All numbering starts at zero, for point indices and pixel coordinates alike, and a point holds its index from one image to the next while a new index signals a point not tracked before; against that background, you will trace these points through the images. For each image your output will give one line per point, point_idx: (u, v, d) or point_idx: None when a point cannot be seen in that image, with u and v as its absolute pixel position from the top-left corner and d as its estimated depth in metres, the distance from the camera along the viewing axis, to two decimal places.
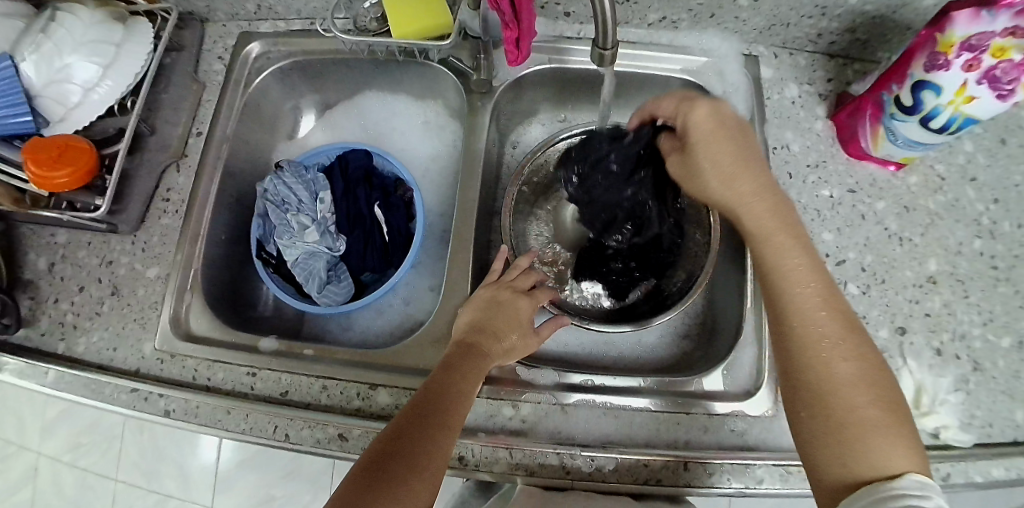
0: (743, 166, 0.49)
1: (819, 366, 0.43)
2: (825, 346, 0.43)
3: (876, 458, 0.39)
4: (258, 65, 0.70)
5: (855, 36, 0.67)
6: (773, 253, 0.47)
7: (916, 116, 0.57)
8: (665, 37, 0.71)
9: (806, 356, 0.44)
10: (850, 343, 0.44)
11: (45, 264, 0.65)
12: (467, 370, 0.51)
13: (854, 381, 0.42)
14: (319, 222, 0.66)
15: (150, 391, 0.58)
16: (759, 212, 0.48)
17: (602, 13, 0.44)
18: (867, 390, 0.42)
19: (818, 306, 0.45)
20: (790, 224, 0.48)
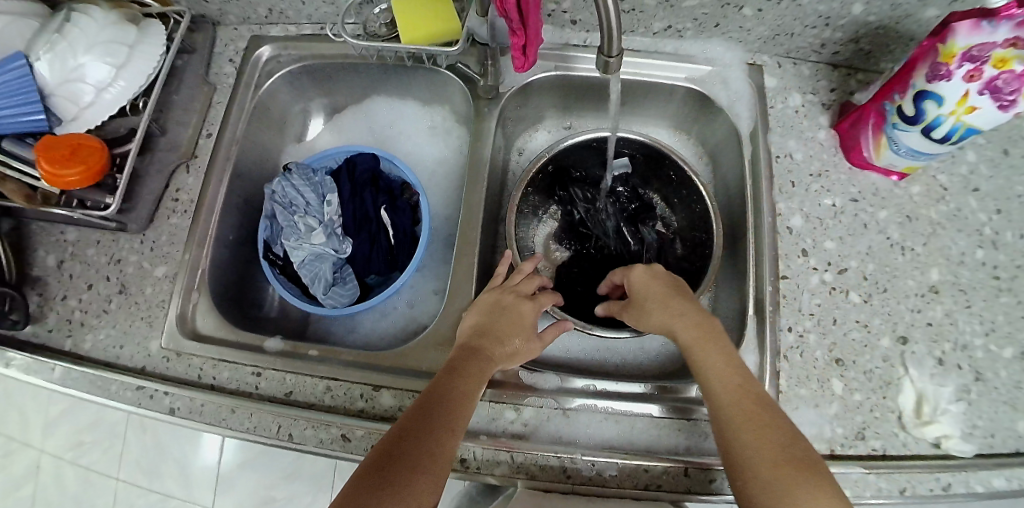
0: (675, 291, 0.58)
1: (744, 447, 0.46)
2: (747, 428, 0.47)
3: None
4: (268, 69, 0.71)
5: (859, 46, 0.67)
6: (698, 361, 0.52)
7: (918, 126, 0.57)
8: (670, 46, 0.72)
9: (734, 439, 0.47)
10: (769, 422, 0.47)
11: (54, 262, 0.66)
12: (470, 374, 0.52)
13: (769, 453, 0.45)
14: (325, 224, 0.67)
15: (155, 389, 0.59)
16: (689, 325, 0.54)
17: (607, 18, 0.44)
18: (789, 463, 0.44)
19: (742, 396, 0.49)
20: (717, 337, 0.54)
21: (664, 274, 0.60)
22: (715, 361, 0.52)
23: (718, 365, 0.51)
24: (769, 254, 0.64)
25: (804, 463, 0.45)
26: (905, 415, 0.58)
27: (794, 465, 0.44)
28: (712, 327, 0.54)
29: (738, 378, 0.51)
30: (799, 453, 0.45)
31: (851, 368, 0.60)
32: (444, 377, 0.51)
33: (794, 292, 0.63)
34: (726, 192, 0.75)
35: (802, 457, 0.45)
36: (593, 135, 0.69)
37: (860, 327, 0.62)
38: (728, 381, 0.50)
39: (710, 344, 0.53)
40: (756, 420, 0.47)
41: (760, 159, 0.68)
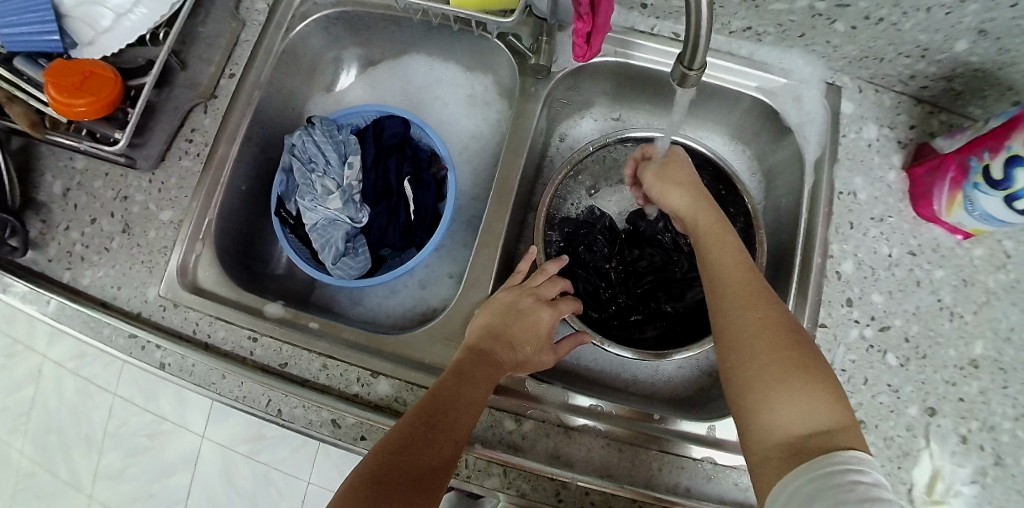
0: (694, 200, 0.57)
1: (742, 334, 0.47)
2: (745, 309, 0.48)
3: (791, 418, 0.42)
4: (303, 9, 0.64)
5: (951, 85, 0.60)
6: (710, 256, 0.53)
7: (1001, 192, 0.52)
8: (745, 49, 0.64)
9: (733, 328, 0.48)
10: (768, 318, 0.46)
11: (59, 189, 0.63)
12: (473, 376, 0.49)
13: (768, 340, 0.45)
14: (344, 190, 0.62)
15: (147, 341, 0.58)
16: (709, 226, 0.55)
17: (695, 17, 0.36)
18: (774, 354, 0.44)
19: (742, 286, 0.49)
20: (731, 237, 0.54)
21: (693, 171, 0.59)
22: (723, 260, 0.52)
23: (721, 252, 0.52)
24: (810, 299, 0.60)
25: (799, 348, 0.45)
26: (916, 489, 0.56)
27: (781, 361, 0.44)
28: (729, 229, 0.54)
29: (740, 264, 0.51)
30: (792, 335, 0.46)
31: (870, 431, 0.57)
32: (447, 382, 0.49)
33: (828, 343, 0.59)
34: (776, 221, 0.69)
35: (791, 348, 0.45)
36: (642, 136, 0.64)
37: (889, 390, 0.58)
38: (730, 268, 0.51)
39: (720, 236, 0.54)
40: (755, 310, 0.47)
41: (820, 193, 0.62)
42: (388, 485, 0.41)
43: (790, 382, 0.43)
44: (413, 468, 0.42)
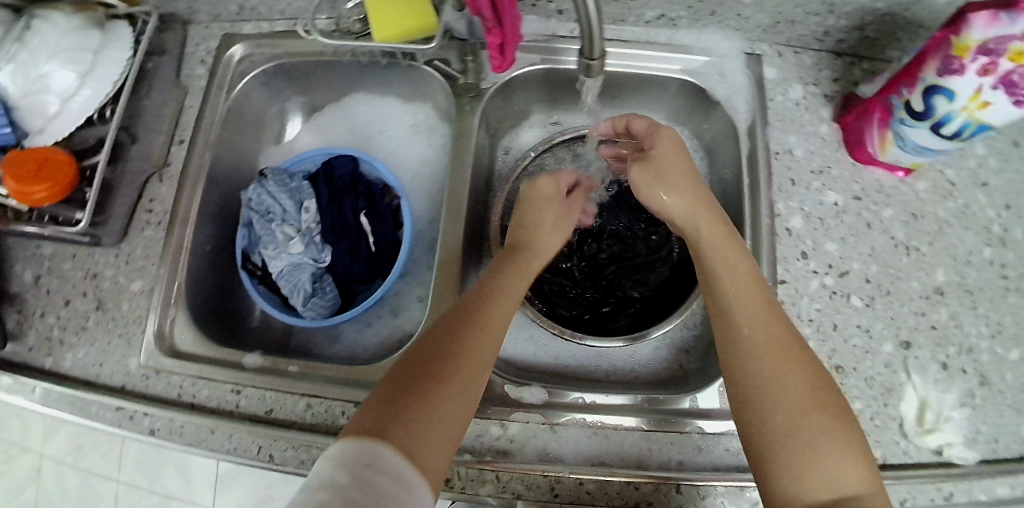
0: (696, 201, 0.53)
1: (768, 381, 0.42)
2: (770, 348, 0.44)
3: (823, 479, 0.38)
4: (241, 68, 0.67)
5: (864, 34, 0.63)
6: (722, 284, 0.48)
7: (926, 122, 0.54)
8: (663, 35, 0.67)
9: (758, 368, 0.43)
10: (795, 359, 0.43)
11: (31, 277, 0.65)
12: (501, 291, 0.51)
13: (797, 386, 0.41)
14: (304, 232, 0.64)
15: (134, 410, 0.59)
16: (718, 246, 0.50)
17: (587, 16, 0.39)
18: (808, 404, 0.40)
19: (767, 322, 0.45)
20: (747, 262, 0.49)
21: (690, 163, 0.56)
22: (742, 289, 0.47)
23: (741, 283, 0.48)
24: (766, 258, 0.61)
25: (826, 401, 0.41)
26: (906, 422, 0.57)
27: (815, 409, 0.40)
28: (739, 249, 0.50)
29: (765, 302, 0.47)
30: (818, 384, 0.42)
31: (850, 375, 0.58)
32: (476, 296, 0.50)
33: (793, 297, 0.60)
34: (722, 193, 0.70)
35: (823, 399, 0.41)
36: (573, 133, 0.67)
37: (861, 332, 0.59)
38: (752, 301, 0.47)
39: (733, 259, 0.49)
40: (780, 357, 0.43)
41: (757, 155, 0.64)
42: (427, 390, 0.42)
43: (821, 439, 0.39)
44: (452, 373, 0.43)
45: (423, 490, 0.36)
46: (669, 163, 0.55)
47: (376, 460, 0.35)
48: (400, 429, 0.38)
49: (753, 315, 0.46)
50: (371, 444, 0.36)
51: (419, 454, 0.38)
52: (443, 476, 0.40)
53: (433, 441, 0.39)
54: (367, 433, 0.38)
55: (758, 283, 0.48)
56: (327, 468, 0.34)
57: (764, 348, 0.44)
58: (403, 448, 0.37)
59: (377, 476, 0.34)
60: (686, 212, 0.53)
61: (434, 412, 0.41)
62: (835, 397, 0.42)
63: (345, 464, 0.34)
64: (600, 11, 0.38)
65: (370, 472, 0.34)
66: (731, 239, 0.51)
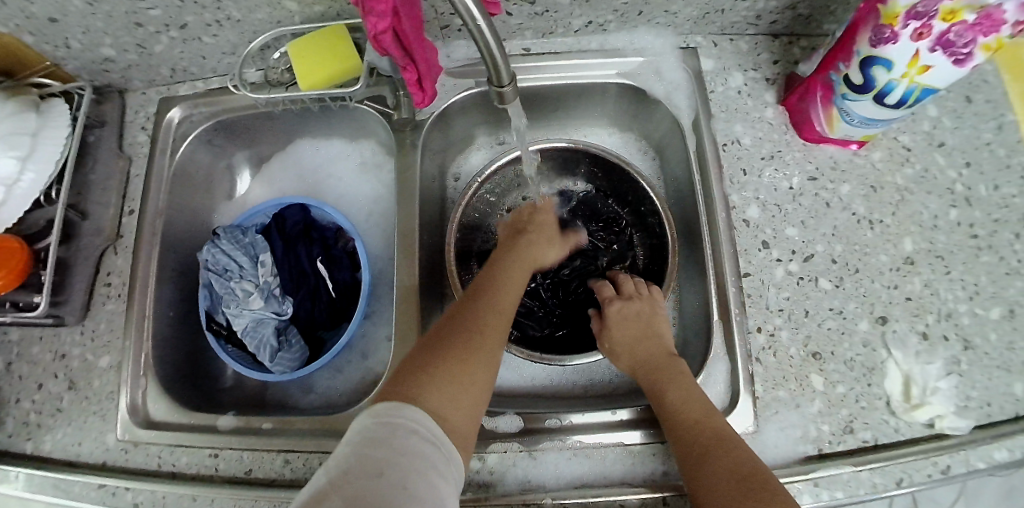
0: (646, 339, 0.56)
1: (711, 490, 0.44)
2: (704, 453, 0.46)
3: None
4: (182, 130, 0.67)
5: (796, 13, 0.62)
6: (662, 405, 0.51)
7: (869, 95, 0.53)
8: (594, 42, 0.67)
9: (702, 477, 0.45)
10: (729, 455, 0.45)
11: (1, 364, 0.64)
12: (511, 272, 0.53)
13: (730, 483, 0.43)
14: (262, 288, 0.63)
15: (116, 485, 0.58)
16: (652, 369, 0.54)
17: (488, 52, 0.40)
18: (742, 499, 0.42)
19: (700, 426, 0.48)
20: (679, 373, 0.53)
21: (644, 309, 0.58)
22: (676, 398, 0.50)
23: (682, 402, 0.50)
24: (725, 252, 0.60)
25: (764, 492, 0.42)
26: (893, 400, 0.55)
27: (749, 500, 0.41)
28: (678, 369, 0.53)
29: (699, 407, 0.49)
30: (754, 476, 0.43)
31: (829, 360, 0.57)
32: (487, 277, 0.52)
33: (759, 288, 0.59)
34: (677, 192, 0.70)
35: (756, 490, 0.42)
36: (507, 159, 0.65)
37: (834, 314, 0.58)
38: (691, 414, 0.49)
39: (670, 383, 0.52)
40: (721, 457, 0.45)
41: (705, 149, 0.63)
42: (458, 355, 0.44)
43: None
44: (476, 348, 0.45)
45: (453, 452, 0.39)
46: (624, 330, 0.57)
47: (410, 423, 0.38)
48: (431, 392, 0.41)
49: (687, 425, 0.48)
50: (406, 406, 0.39)
51: (450, 416, 0.41)
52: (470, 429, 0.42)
53: (462, 404, 0.42)
54: (402, 398, 0.40)
55: (692, 394, 0.50)
56: (368, 427, 0.37)
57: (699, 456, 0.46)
58: (435, 409, 0.40)
59: (413, 440, 0.37)
60: (636, 361, 0.55)
61: (467, 374, 0.43)
62: (772, 486, 0.42)
63: (384, 424, 0.37)
64: (502, 46, 0.39)
65: (406, 436, 0.36)
66: (669, 362, 0.54)
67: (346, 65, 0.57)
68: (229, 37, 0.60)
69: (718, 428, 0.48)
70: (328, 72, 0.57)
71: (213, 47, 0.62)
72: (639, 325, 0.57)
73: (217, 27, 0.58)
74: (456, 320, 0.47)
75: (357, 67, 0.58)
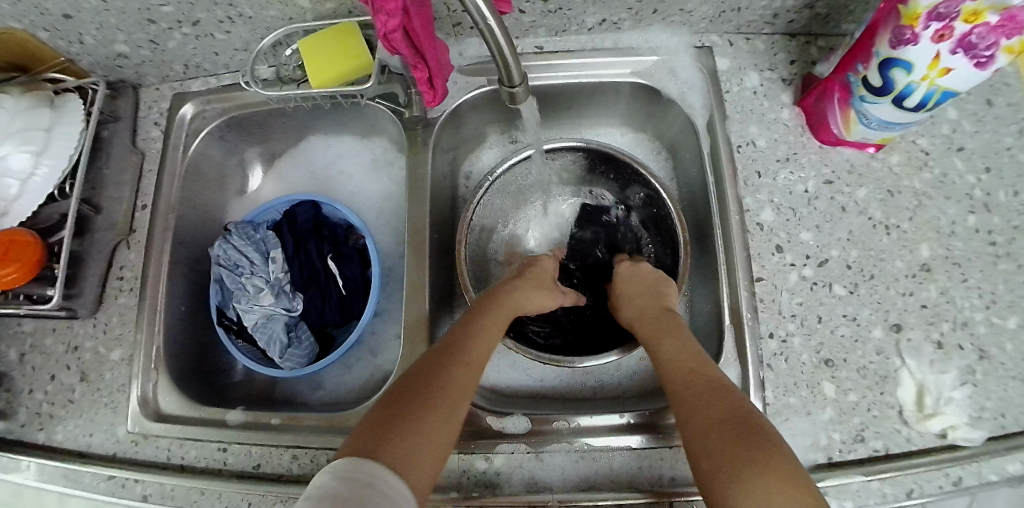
0: (646, 291, 0.59)
1: (704, 434, 0.42)
2: (694, 392, 0.46)
3: None
4: (194, 126, 0.68)
5: (815, 12, 0.61)
6: (655, 349, 0.52)
7: (887, 97, 0.52)
8: (608, 40, 0.66)
9: (688, 417, 0.44)
10: (721, 396, 0.45)
11: (15, 355, 0.65)
12: (488, 324, 0.52)
13: (717, 423, 0.42)
14: (272, 284, 0.64)
15: (127, 477, 0.58)
16: (647, 323, 0.55)
17: (501, 53, 0.39)
18: (730, 437, 0.40)
19: (692, 372, 0.48)
20: (677, 327, 0.54)
21: (651, 273, 0.61)
22: (670, 345, 0.51)
23: (675, 350, 0.51)
24: (738, 257, 0.59)
25: (754, 434, 0.40)
26: (906, 409, 0.54)
27: (737, 439, 0.40)
28: (677, 324, 0.54)
29: (695, 361, 0.49)
30: (748, 419, 0.42)
31: (841, 367, 0.56)
32: (461, 329, 0.51)
33: (772, 293, 0.58)
34: (689, 192, 0.69)
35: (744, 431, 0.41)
36: (516, 158, 0.65)
37: (847, 321, 0.57)
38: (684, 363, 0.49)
39: (669, 333, 0.53)
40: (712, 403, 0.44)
41: (719, 150, 0.62)
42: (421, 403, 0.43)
43: (750, 469, 0.38)
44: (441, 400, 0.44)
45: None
46: (630, 288, 0.60)
47: (369, 475, 0.36)
48: (391, 448, 0.39)
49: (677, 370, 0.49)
50: (364, 461, 0.37)
51: (409, 472, 0.38)
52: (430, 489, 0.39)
53: (422, 461, 0.39)
54: (359, 453, 0.38)
55: (685, 344, 0.51)
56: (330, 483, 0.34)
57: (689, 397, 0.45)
58: (394, 460, 0.38)
59: (371, 490, 0.34)
60: (636, 315, 0.57)
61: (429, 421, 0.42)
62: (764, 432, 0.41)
63: (344, 478, 0.35)
64: (513, 45, 0.39)
65: (363, 485, 0.35)
66: (667, 315, 0.55)
67: (359, 59, 0.57)
68: (241, 34, 0.60)
69: (712, 375, 0.47)
70: (343, 66, 0.57)
71: (225, 44, 0.62)
72: (646, 284, 0.60)
73: (230, 24, 0.58)
74: (422, 375, 0.45)
75: (370, 62, 0.57)
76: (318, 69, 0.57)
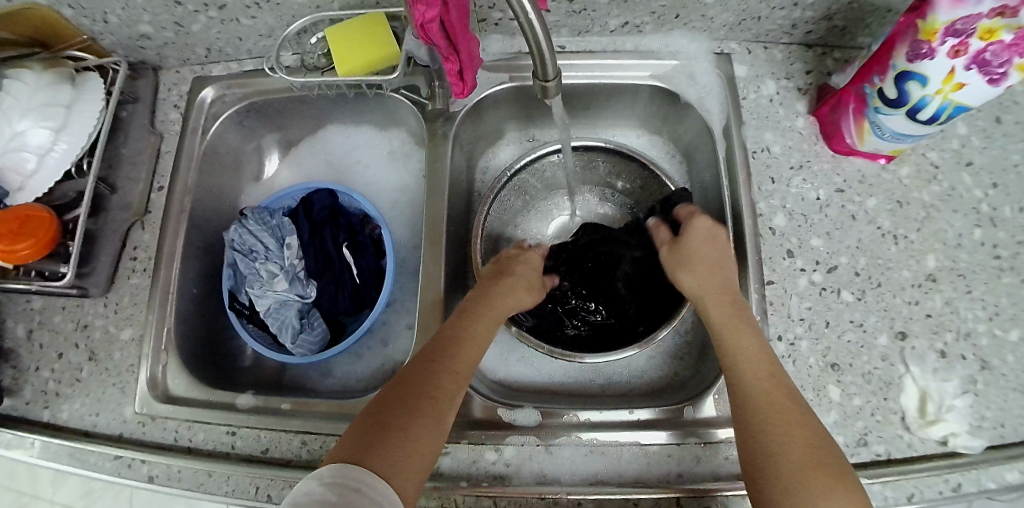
0: (716, 268, 0.56)
1: (781, 443, 0.44)
2: (771, 399, 0.46)
3: None
4: (214, 110, 0.68)
5: (833, 24, 0.62)
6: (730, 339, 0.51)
7: (902, 109, 0.53)
8: (629, 43, 0.67)
9: (762, 421, 0.45)
10: (794, 408, 0.46)
11: (23, 331, 0.65)
12: (475, 328, 0.52)
13: (796, 437, 0.44)
14: (287, 270, 0.64)
15: (133, 457, 0.58)
16: (722, 304, 0.53)
17: (539, 49, 0.40)
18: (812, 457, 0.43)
19: (768, 375, 0.48)
20: (747, 316, 0.53)
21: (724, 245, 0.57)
22: (746, 340, 0.50)
23: (752, 346, 0.50)
24: (750, 260, 0.60)
25: (828, 455, 0.43)
26: (908, 415, 0.55)
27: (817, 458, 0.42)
28: (745, 313, 0.53)
29: (765, 363, 0.49)
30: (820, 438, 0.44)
31: (847, 372, 0.57)
32: (452, 334, 0.51)
33: (782, 297, 0.59)
34: (703, 195, 0.70)
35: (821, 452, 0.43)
36: (546, 151, 0.67)
37: (855, 327, 0.58)
38: (758, 361, 0.49)
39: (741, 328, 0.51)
40: (791, 420, 0.45)
41: (734, 155, 0.64)
42: (407, 409, 0.45)
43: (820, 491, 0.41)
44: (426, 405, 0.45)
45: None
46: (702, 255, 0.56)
47: (356, 482, 0.38)
48: (379, 459, 0.41)
49: (753, 367, 0.49)
50: (353, 470, 0.39)
51: (396, 481, 0.40)
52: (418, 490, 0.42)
53: (408, 470, 0.42)
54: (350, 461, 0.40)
55: (760, 341, 0.51)
56: (313, 491, 0.37)
57: (764, 400, 0.46)
58: (380, 467, 0.40)
59: (358, 497, 0.37)
60: (706, 289, 0.55)
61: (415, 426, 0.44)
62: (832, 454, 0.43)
63: (331, 486, 0.37)
64: (551, 40, 0.40)
65: (351, 492, 0.37)
66: (740, 302, 0.54)
67: (387, 48, 0.57)
68: (267, 20, 0.61)
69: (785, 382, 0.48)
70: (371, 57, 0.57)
71: (250, 30, 0.62)
72: (719, 258, 0.56)
73: (256, 10, 0.59)
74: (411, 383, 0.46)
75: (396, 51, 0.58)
76: (347, 63, 0.57)
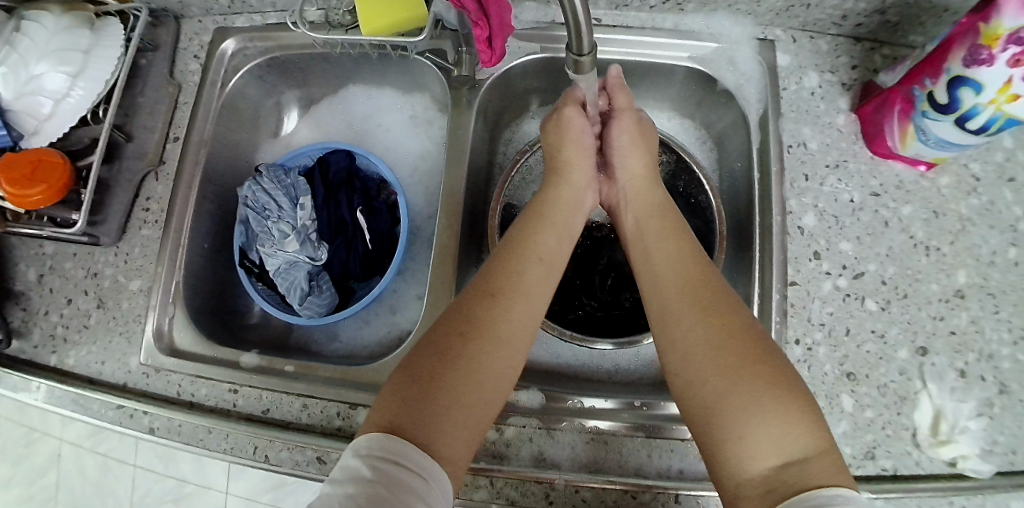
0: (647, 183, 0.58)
1: (692, 347, 0.44)
2: (688, 306, 0.46)
3: (762, 436, 0.39)
4: (234, 63, 0.66)
5: (885, 18, 0.59)
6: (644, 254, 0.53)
7: (951, 116, 0.50)
8: (668, 21, 0.64)
9: (685, 333, 0.45)
10: (716, 312, 0.45)
11: (35, 275, 0.65)
12: (529, 271, 0.50)
13: (702, 336, 0.44)
14: (299, 231, 0.63)
15: (135, 408, 0.58)
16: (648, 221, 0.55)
17: (574, 21, 0.38)
18: (731, 357, 0.42)
19: (686, 282, 0.48)
20: (671, 229, 0.53)
21: (638, 157, 0.60)
22: (660, 251, 0.52)
23: (668, 251, 0.51)
24: (775, 256, 0.58)
25: (753, 352, 0.43)
26: (919, 433, 0.54)
27: (734, 359, 0.42)
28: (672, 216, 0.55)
29: (684, 271, 0.49)
30: (739, 333, 0.44)
31: (862, 383, 0.55)
32: (508, 268, 0.50)
33: (803, 300, 0.57)
34: (731, 185, 0.68)
35: (737, 344, 0.43)
36: None
37: (875, 337, 0.57)
38: (672, 272, 0.50)
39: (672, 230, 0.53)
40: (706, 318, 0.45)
41: (769, 148, 0.61)
42: (452, 356, 0.44)
43: (756, 399, 0.40)
44: (471, 348, 0.44)
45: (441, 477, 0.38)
46: (624, 151, 0.60)
47: (396, 452, 0.37)
48: (424, 418, 0.40)
49: (670, 279, 0.49)
50: (391, 437, 0.38)
51: (435, 442, 0.39)
52: (461, 458, 0.41)
53: (454, 426, 0.41)
54: (391, 427, 0.39)
55: (674, 248, 0.51)
56: (350, 465, 0.36)
57: (679, 310, 0.47)
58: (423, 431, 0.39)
59: (396, 469, 0.36)
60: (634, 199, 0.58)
61: (456, 377, 0.43)
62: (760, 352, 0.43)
63: (366, 458, 0.37)
64: (589, 13, 0.37)
65: (390, 464, 0.36)
66: (664, 215, 0.55)
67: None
68: None
69: (704, 282, 0.48)
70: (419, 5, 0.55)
71: None
72: (642, 167, 0.59)
73: None
74: (452, 338, 0.44)
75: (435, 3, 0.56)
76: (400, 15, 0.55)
